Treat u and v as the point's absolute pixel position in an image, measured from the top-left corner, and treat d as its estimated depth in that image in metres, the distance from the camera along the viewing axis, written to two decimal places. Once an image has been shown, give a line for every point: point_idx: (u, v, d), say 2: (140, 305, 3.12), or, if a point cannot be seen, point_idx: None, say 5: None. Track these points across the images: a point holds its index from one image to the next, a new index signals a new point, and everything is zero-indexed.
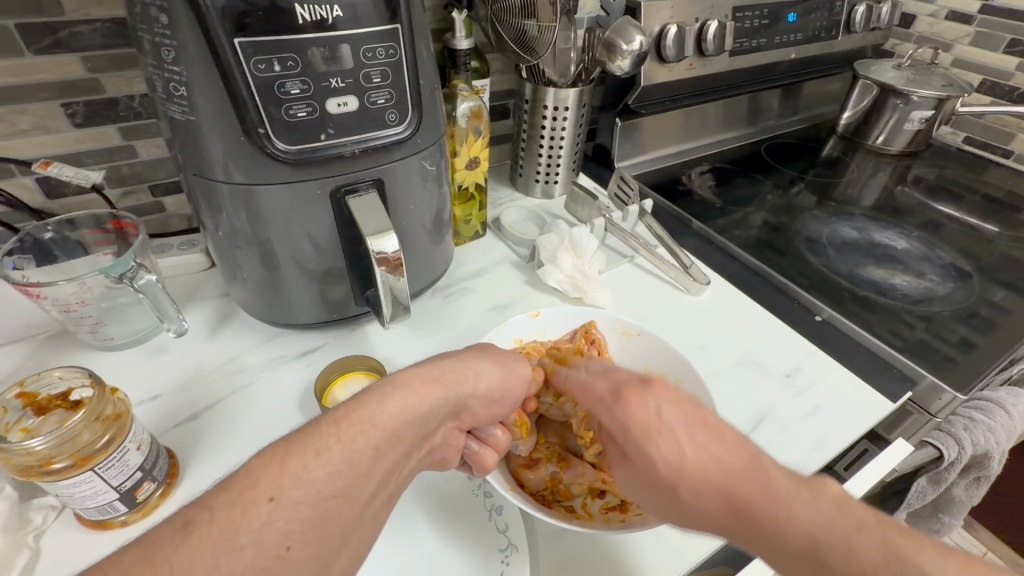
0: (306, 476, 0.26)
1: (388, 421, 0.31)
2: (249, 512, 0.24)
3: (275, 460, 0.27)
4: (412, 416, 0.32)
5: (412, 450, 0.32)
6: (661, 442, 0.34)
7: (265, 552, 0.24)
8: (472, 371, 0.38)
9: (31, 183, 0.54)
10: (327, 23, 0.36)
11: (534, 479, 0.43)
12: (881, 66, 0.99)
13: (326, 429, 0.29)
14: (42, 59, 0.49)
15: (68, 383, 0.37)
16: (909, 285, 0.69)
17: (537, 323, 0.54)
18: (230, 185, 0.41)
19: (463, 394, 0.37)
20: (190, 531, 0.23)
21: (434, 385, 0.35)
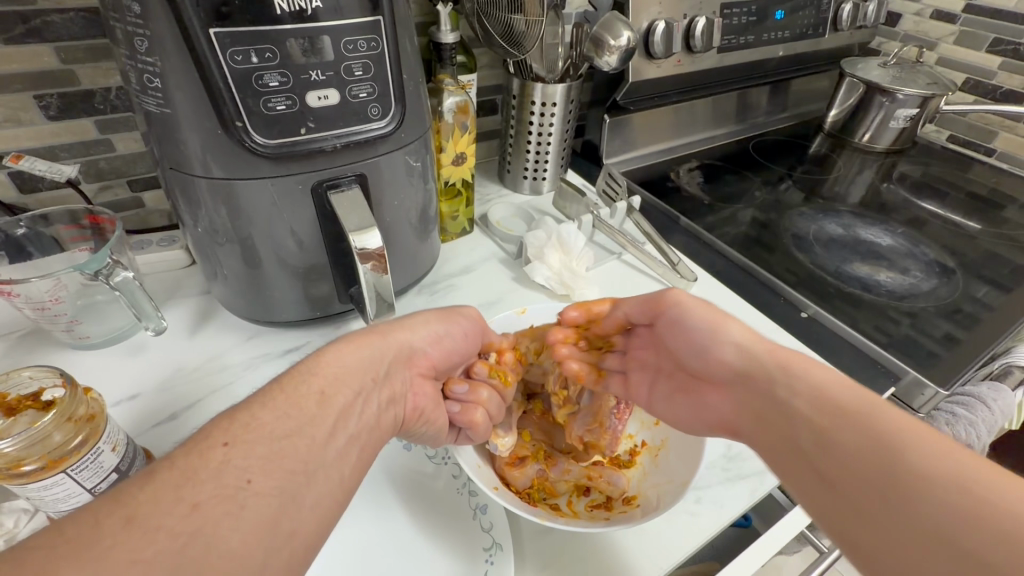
0: (256, 422, 0.27)
1: (328, 368, 0.32)
2: (206, 457, 0.25)
3: (226, 417, 0.27)
4: (354, 361, 0.34)
5: (365, 390, 0.33)
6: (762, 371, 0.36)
7: (227, 488, 0.24)
8: (410, 322, 0.39)
9: (3, 178, 0.52)
10: (306, 14, 0.35)
11: (519, 477, 0.42)
12: (867, 64, 0.99)
13: (272, 386, 0.30)
14: (14, 49, 0.47)
15: (38, 382, 0.36)
16: (894, 282, 0.70)
17: (524, 319, 0.53)
18: (208, 180, 0.40)
19: (407, 341, 0.38)
20: (150, 475, 0.24)
21: (371, 335, 0.36)
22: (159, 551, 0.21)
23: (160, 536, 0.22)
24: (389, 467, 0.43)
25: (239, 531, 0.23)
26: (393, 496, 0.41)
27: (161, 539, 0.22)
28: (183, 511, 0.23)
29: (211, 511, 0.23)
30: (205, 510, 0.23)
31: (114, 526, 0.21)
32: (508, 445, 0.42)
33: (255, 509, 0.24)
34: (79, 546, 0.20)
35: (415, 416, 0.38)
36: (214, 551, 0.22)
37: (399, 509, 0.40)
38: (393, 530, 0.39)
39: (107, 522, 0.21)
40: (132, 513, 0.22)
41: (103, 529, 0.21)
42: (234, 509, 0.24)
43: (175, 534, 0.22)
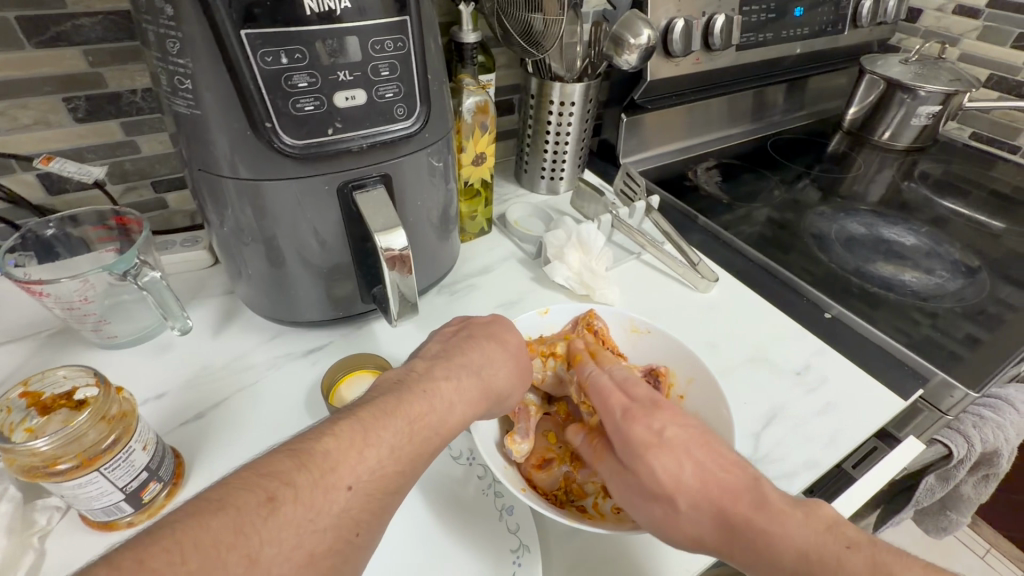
0: (378, 470, 0.29)
1: (448, 428, 0.34)
2: (331, 497, 0.27)
3: (353, 446, 0.29)
4: (465, 422, 0.36)
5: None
6: (660, 454, 0.37)
7: (339, 536, 0.27)
8: (512, 390, 0.41)
9: (33, 179, 0.53)
10: (335, 15, 0.36)
11: (546, 479, 0.42)
12: (888, 60, 0.98)
13: (399, 426, 0.32)
14: (44, 52, 0.48)
15: (72, 381, 0.37)
16: (918, 282, 0.68)
17: (546, 321, 0.53)
18: (236, 181, 0.40)
19: (501, 405, 0.41)
20: (275, 506, 0.25)
21: (485, 397, 0.38)
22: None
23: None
24: None
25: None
26: (419, 496, 0.41)
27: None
28: (302, 559, 0.25)
29: (322, 562, 0.26)
30: (320, 561, 0.26)
31: (239, 565, 0.23)
32: (525, 451, 0.42)
33: (351, 564, 0.27)
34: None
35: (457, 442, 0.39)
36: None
37: (425, 510, 0.40)
38: (421, 531, 0.39)
39: (231, 560, 0.23)
40: (257, 552, 0.24)
41: (229, 567, 0.23)
42: (340, 562, 0.26)
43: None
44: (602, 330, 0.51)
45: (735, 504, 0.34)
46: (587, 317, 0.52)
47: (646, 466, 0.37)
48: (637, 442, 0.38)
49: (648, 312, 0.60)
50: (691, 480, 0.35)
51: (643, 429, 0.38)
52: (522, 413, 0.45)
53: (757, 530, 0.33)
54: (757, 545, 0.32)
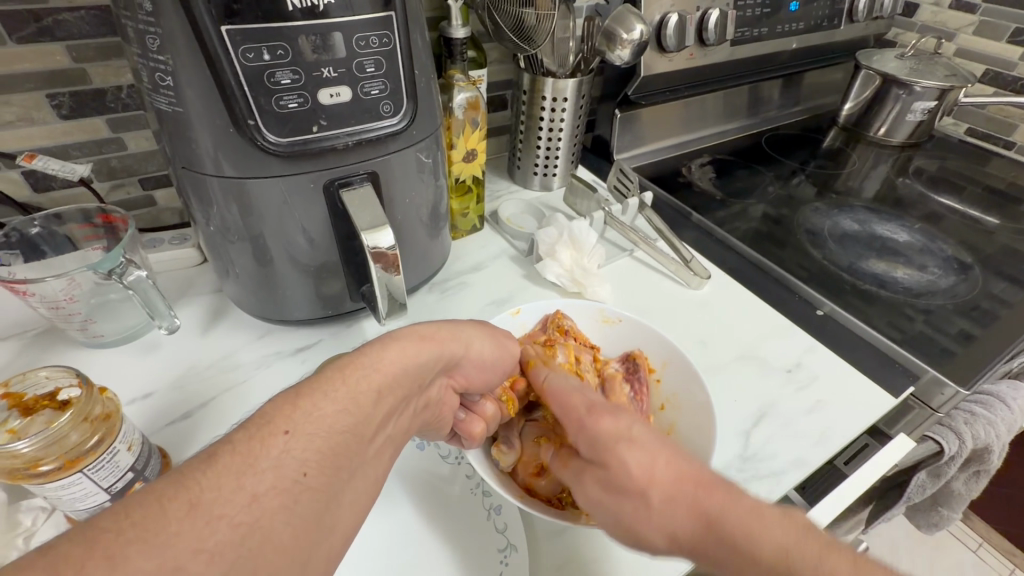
0: (317, 413, 0.26)
1: (388, 368, 0.31)
2: (267, 443, 0.24)
3: (286, 399, 0.26)
4: (411, 363, 0.33)
5: (409, 398, 0.33)
6: (630, 448, 0.33)
7: (284, 477, 0.24)
8: (464, 338, 0.38)
9: (17, 177, 0.53)
10: (318, 11, 0.35)
11: (547, 485, 0.41)
12: (884, 55, 0.97)
13: (331, 374, 0.29)
14: (26, 48, 0.47)
15: (55, 382, 0.36)
16: (911, 279, 0.68)
17: (519, 321, 0.52)
18: (221, 179, 0.40)
19: (456, 354, 0.37)
20: (212, 458, 0.23)
21: (428, 339, 0.35)
22: (221, 540, 0.21)
23: (220, 524, 0.21)
24: (405, 467, 0.43)
25: (292, 524, 0.23)
26: (406, 496, 0.41)
27: (222, 528, 0.21)
28: (245, 501, 0.22)
29: (271, 501, 0.23)
30: (267, 501, 0.22)
31: (177, 511, 0.20)
32: (512, 461, 0.42)
33: (305, 505, 0.24)
34: (145, 529, 0.20)
35: (433, 424, 0.38)
36: (268, 544, 0.22)
37: (413, 511, 0.40)
38: (408, 533, 0.39)
39: (171, 507, 0.21)
40: (196, 499, 0.21)
41: (168, 514, 0.20)
42: (291, 503, 0.23)
43: (236, 523, 0.21)
44: (573, 329, 0.51)
45: (724, 501, 0.30)
46: (556, 319, 0.51)
47: (616, 458, 0.33)
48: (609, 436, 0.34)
49: (639, 308, 0.60)
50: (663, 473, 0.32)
51: (604, 419, 0.35)
52: (506, 423, 0.44)
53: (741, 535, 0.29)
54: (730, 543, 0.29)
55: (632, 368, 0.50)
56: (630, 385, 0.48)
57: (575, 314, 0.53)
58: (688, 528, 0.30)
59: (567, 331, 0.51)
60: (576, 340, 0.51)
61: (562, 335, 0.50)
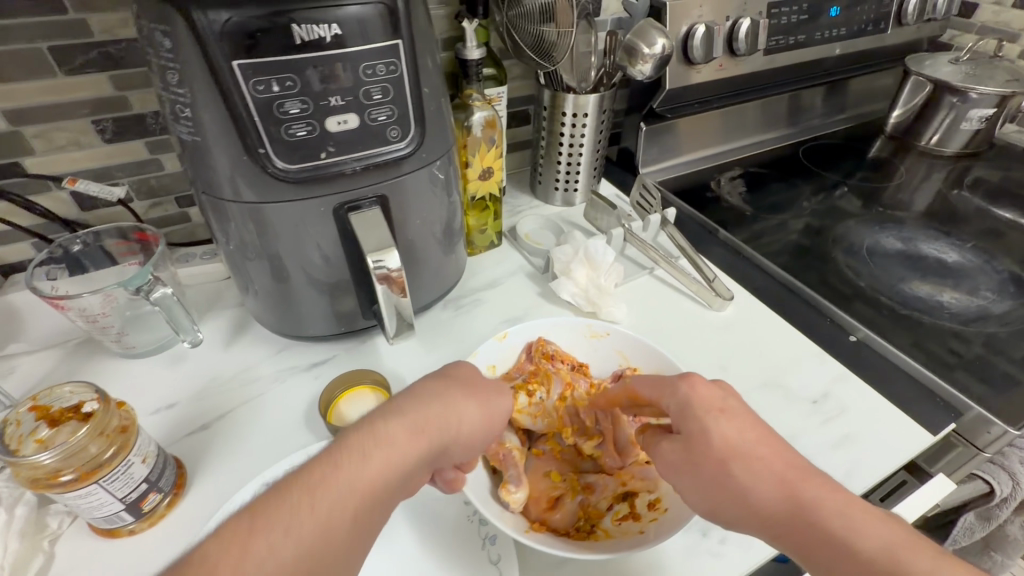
0: (269, 559, 0.26)
1: (357, 489, 0.30)
2: None
3: (235, 542, 0.26)
4: (381, 480, 0.31)
5: (383, 514, 0.31)
6: (723, 417, 0.35)
7: None
8: (451, 421, 0.36)
9: (66, 197, 0.57)
10: (326, 43, 0.36)
11: (562, 518, 0.40)
12: (936, 60, 0.91)
13: (295, 503, 0.28)
14: (74, 78, 0.51)
15: (78, 397, 0.38)
16: (959, 303, 0.63)
17: (505, 346, 0.50)
18: (239, 203, 0.42)
19: (442, 444, 0.35)
20: None
21: (425, 432, 0.34)
22: None
23: None
24: None
25: None
26: (402, 519, 0.41)
27: None
28: None
29: None
30: None
31: None
32: (521, 500, 0.39)
33: None
34: None
35: None
36: None
37: (410, 537, 0.40)
38: (402, 564, 0.38)
39: None
40: None
41: None
42: None
43: None
44: (557, 352, 0.50)
45: (822, 489, 0.31)
46: (540, 345, 0.50)
47: (706, 427, 0.35)
48: (701, 405, 0.36)
49: (656, 327, 0.59)
50: (752, 449, 0.34)
51: (709, 392, 0.36)
52: (507, 459, 0.41)
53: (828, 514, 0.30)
54: (825, 523, 0.30)
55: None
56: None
57: (559, 333, 0.52)
58: (774, 506, 0.32)
59: (552, 356, 0.50)
60: (562, 362, 0.50)
61: (549, 362, 0.49)
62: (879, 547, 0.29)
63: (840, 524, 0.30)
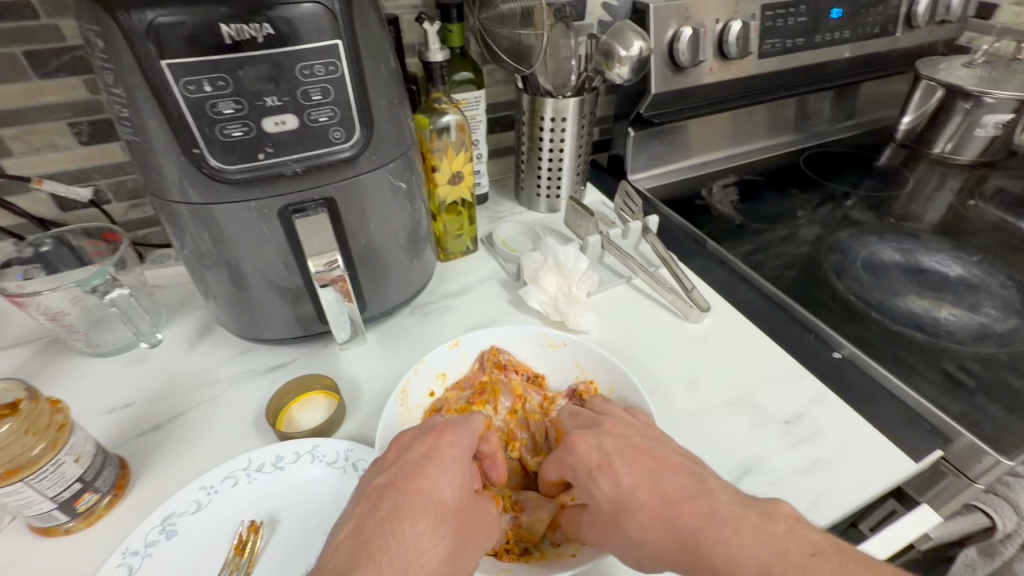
0: None
1: None
2: None
3: None
4: None
5: None
6: (603, 475, 0.36)
7: None
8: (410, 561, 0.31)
9: (45, 198, 0.58)
10: (258, 42, 0.35)
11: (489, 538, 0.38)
12: (949, 63, 0.87)
13: None
14: (49, 82, 0.52)
15: (10, 395, 0.38)
16: (957, 321, 0.59)
17: (458, 353, 0.49)
18: (188, 206, 0.41)
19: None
20: None
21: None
22: None
23: None
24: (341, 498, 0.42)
25: None
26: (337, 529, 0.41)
27: None
28: None
29: None
30: None
31: None
32: None
33: None
34: None
35: None
36: None
37: None
38: None
39: None
40: None
41: None
42: None
43: None
44: (510, 362, 0.49)
45: (699, 517, 0.32)
46: (492, 354, 0.49)
47: (592, 490, 0.36)
48: (581, 465, 0.37)
49: (626, 338, 0.56)
50: (643, 501, 0.34)
51: (588, 447, 0.38)
52: None
53: (710, 545, 0.31)
54: (706, 556, 0.31)
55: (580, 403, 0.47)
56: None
57: (516, 342, 0.51)
58: (668, 552, 0.32)
59: (505, 366, 0.49)
60: (516, 373, 0.49)
61: (501, 372, 0.48)
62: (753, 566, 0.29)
63: (722, 548, 0.30)
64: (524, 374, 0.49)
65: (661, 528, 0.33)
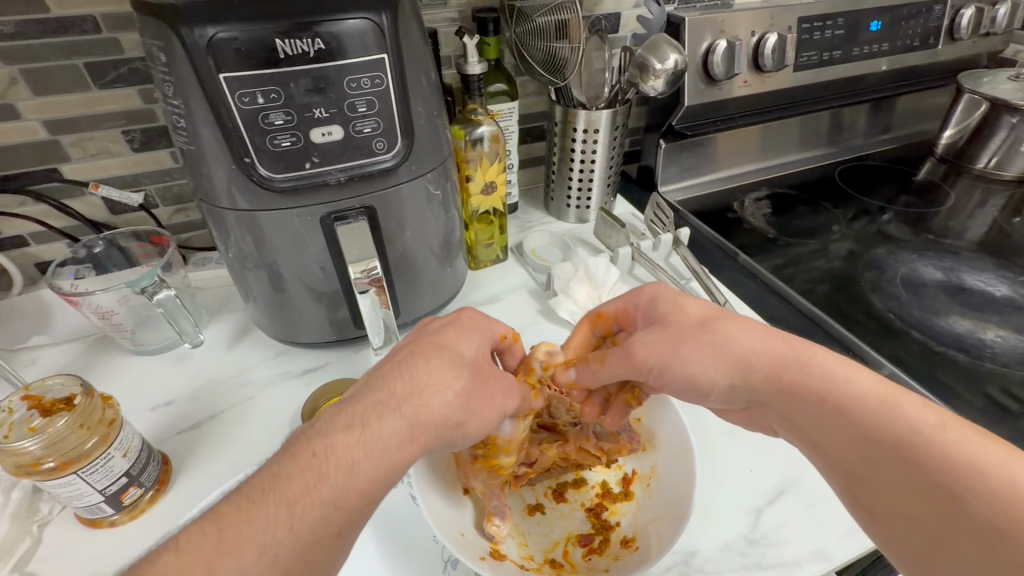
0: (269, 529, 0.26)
1: (343, 451, 0.30)
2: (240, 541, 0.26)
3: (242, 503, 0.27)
4: (364, 441, 0.30)
5: (385, 464, 0.31)
6: (704, 310, 0.39)
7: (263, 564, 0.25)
8: (427, 383, 0.34)
9: (97, 201, 0.61)
10: (310, 57, 0.37)
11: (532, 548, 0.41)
12: (994, 77, 0.84)
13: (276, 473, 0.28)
14: (107, 92, 0.55)
15: (67, 389, 0.40)
16: (1004, 343, 0.57)
17: None
18: (235, 212, 0.43)
19: (423, 403, 0.33)
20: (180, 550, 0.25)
21: (421, 427, 0.32)
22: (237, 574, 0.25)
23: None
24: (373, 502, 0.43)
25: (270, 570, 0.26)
26: (369, 533, 0.41)
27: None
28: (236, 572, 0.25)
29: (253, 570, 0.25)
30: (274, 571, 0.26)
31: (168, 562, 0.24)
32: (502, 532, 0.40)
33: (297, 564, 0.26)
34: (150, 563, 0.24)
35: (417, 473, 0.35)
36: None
37: (376, 550, 0.41)
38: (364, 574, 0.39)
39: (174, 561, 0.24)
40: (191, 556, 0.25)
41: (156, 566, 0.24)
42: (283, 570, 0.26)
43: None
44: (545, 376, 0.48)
45: (814, 349, 0.36)
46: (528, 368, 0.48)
47: (685, 311, 0.39)
48: (681, 308, 0.40)
49: None
50: (752, 332, 0.37)
51: (684, 298, 0.41)
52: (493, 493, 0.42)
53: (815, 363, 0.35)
54: (812, 373, 0.34)
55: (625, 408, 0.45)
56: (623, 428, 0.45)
57: None
58: (766, 365, 0.36)
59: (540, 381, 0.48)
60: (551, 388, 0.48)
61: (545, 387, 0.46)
62: (864, 392, 0.33)
63: (830, 373, 0.34)
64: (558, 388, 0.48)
65: (762, 352, 0.36)
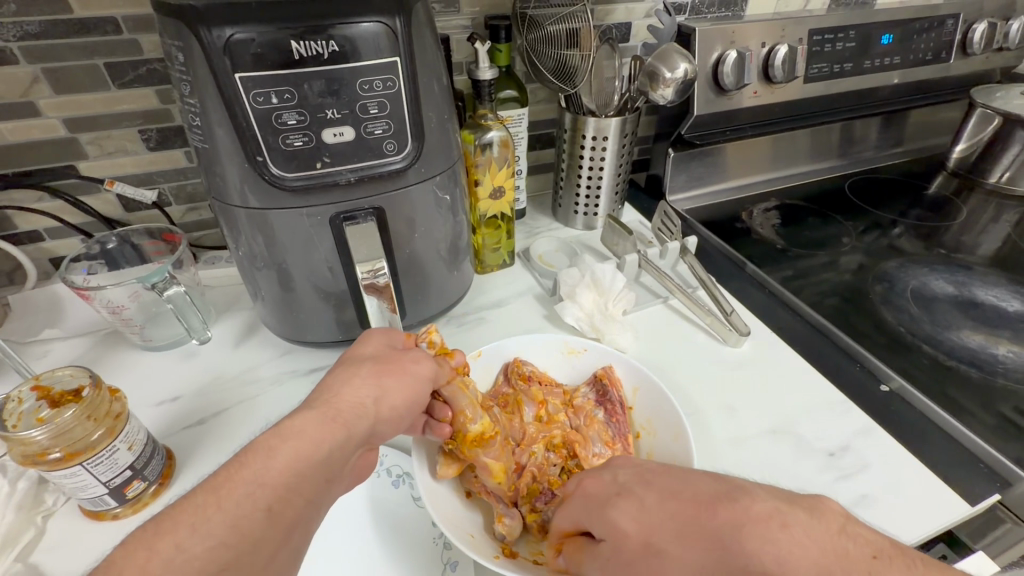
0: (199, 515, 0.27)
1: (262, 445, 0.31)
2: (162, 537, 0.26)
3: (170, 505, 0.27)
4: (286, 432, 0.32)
5: (312, 450, 0.32)
6: (622, 501, 0.32)
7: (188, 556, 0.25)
8: (340, 385, 0.37)
9: (112, 198, 0.62)
10: (323, 58, 0.37)
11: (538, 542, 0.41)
12: (1007, 92, 0.84)
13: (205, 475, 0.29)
14: (125, 91, 0.56)
15: (77, 380, 0.41)
16: (1017, 358, 0.56)
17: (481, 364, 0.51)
18: (246, 210, 0.43)
19: (336, 398, 0.35)
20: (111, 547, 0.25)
21: (338, 414, 0.34)
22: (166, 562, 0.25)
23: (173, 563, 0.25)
24: (374, 501, 0.43)
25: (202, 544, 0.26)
26: (371, 532, 0.41)
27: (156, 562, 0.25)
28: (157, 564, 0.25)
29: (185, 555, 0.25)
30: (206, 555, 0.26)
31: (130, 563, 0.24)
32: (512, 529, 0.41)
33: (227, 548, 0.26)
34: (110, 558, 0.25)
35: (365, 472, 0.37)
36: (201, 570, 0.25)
37: (377, 549, 0.40)
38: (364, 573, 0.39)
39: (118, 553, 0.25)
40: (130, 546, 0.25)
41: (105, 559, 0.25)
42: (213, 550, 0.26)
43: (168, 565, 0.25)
44: (533, 372, 0.51)
45: (743, 518, 0.27)
46: (516, 367, 0.51)
47: (610, 513, 0.33)
48: (601, 495, 0.34)
49: (662, 359, 0.56)
50: (669, 513, 0.30)
51: (598, 485, 0.35)
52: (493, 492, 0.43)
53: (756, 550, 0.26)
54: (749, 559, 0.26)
55: (602, 390, 0.50)
56: (602, 409, 0.49)
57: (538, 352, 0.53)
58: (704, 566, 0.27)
59: (528, 377, 0.51)
60: (539, 382, 0.51)
61: (525, 384, 0.50)
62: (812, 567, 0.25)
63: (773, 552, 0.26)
64: (547, 383, 0.51)
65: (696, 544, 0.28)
